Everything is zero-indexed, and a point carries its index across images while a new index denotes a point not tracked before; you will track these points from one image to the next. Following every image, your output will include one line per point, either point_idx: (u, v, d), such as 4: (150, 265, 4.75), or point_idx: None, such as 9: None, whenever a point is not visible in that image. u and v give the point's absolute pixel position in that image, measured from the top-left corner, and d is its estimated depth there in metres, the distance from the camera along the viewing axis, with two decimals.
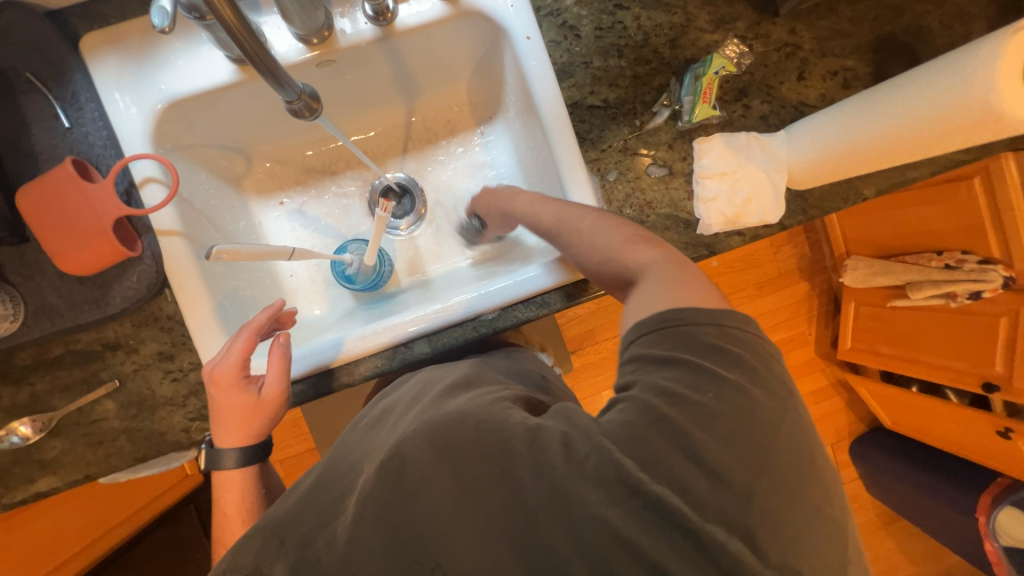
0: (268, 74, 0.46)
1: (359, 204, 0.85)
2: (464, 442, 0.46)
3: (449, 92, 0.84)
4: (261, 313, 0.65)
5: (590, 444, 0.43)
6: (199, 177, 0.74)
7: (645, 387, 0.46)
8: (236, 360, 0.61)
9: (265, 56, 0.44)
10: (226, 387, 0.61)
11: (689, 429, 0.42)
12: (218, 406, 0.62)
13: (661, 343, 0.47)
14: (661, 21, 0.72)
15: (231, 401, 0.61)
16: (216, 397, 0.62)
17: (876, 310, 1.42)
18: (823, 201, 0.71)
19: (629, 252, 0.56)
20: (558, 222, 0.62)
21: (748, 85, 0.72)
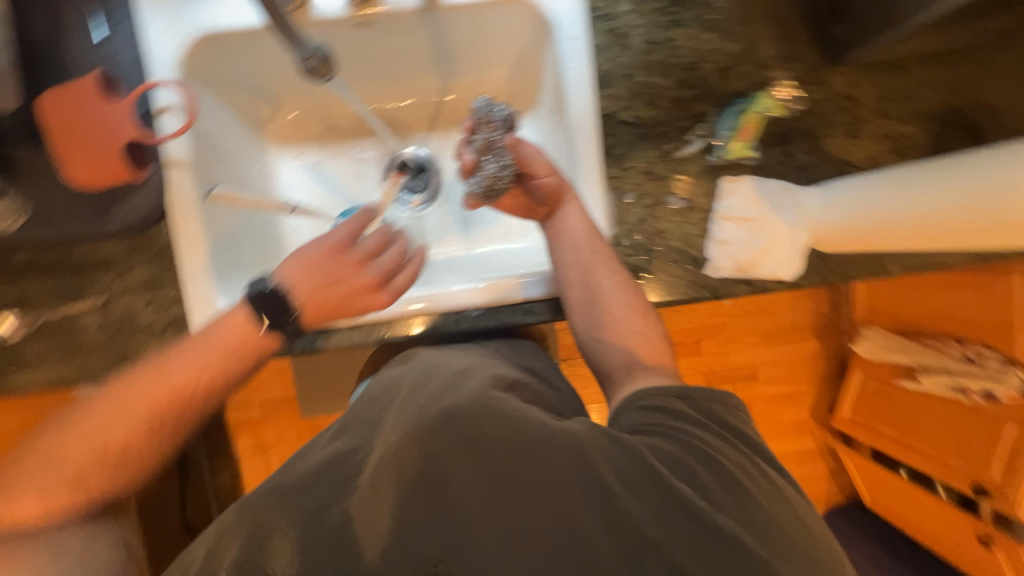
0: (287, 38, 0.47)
1: (375, 171, 0.84)
2: (497, 433, 0.48)
3: (486, 77, 0.82)
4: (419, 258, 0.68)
5: (627, 462, 0.47)
6: (222, 115, 0.74)
7: (666, 431, 0.51)
8: (395, 297, 0.66)
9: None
10: (368, 301, 0.63)
11: (717, 471, 0.47)
12: (340, 303, 0.62)
13: (659, 404, 0.53)
14: (715, 47, 0.68)
15: (352, 309, 0.63)
16: (353, 300, 0.63)
17: (881, 386, 1.36)
18: (844, 268, 0.67)
19: (630, 324, 0.64)
20: (598, 258, 0.64)
21: (793, 131, 0.68)
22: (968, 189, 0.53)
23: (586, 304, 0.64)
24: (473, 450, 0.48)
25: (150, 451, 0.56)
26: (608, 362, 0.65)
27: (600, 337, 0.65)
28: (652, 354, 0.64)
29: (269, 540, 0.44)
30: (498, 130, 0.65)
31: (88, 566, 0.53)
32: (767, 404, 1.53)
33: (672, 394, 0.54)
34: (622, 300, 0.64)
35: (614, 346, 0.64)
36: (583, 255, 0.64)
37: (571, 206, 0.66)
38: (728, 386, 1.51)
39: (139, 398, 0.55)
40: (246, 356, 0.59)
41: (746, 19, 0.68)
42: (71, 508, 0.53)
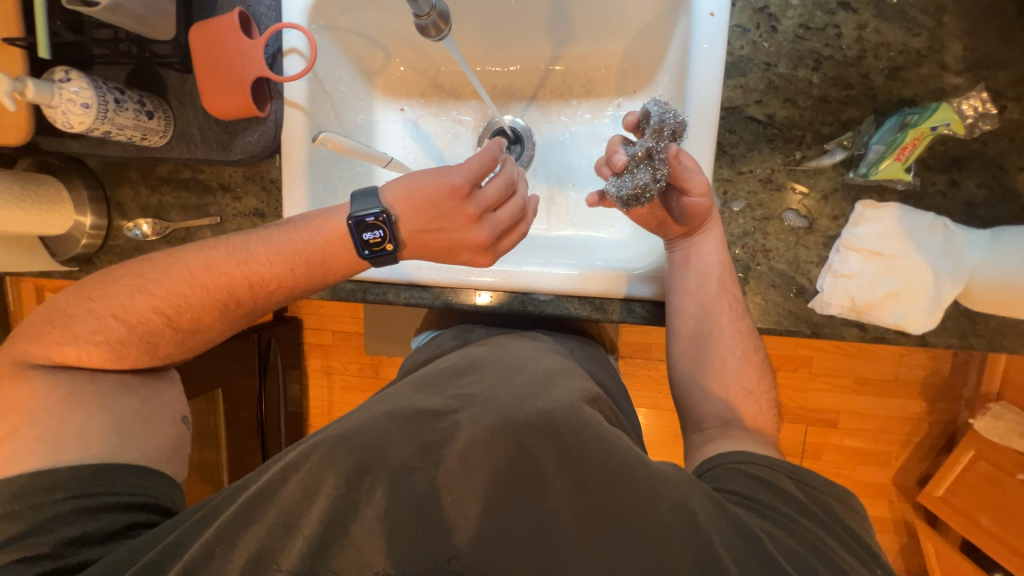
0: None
1: (470, 135, 0.83)
2: (599, 455, 0.47)
3: (601, 50, 0.76)
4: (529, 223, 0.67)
5: (727, 520, 0.45)
6: (339, 62, 0.76)
7: (770, 501, 0.48)
8: (497, 257, 0.66)
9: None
10: (471, 256, 0.64)
11: (831, 563, 0.43)
12: (448, 254, 0.64)
13: (756, 471, 0.51)
14: (891, 41, 0.56)
15: (452, 257, 0.64)
16: (459, 254, 0.64)
17: (998, 475, 1.15)
18: (996, 335, 0.55)
19: (736, 372, 0.60)
20: (724, 300, 0.59)
21: (971, 156, 0.54)
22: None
23: (693, 341, 0.62)
24: (571, 465, 0.47)
25: (214, 324, 0.64)
26: (703, 404, 0.62)
27: (698, 371, 0.62)
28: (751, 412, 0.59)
29: (370, 486, 0.47)
30: (660, 142, 0.56)
31: (148, 408, 0.60)
32: (841, 457, 1.36)
33: (770, 467, 0.51)
34: (738, 348, 0.60)
35: (709, 385, 0.61)
36: (711, 292, 0.60)
37: (711, 235, 0.59)
38: (800, 427, 1.36)
39: (213, 278, 0.61)
40: (338, 269, 0.64)
41: (943, 7, 0.55)
42: (138, 360, 0.61)
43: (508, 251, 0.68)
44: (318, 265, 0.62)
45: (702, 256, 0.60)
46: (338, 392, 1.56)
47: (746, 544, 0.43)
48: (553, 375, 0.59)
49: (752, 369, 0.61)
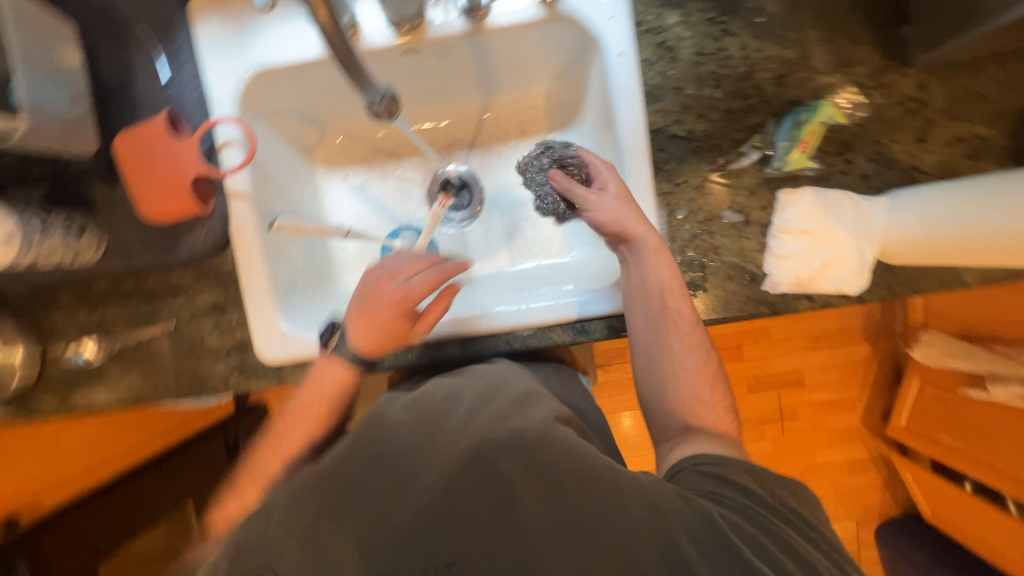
0: (353, 76, 0.47)
1: (419, 190, 0.85)
2: (562, 468, 0.49)
3: (527, 93, 0.82)
4: (454, 267, 0.64)
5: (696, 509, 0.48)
6: (276, 144, 0.76)
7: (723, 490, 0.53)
8: (415, 296, 0.62)
9: (357, 58, 0.45)
10: (389, 301, 0.63)
11: (764, 532, 0.49)
12: (374, 311, 0.63)
13: (704, 460, 0.56)
14: (771, 55, 0.65)
15: (379, 315, 0.63)
16: (381, 306, 0.63)
17: (943, 397, 1.29)
18: (914, 281, 0.63)
19: (690, 369, 0.63)
20: (676, 313, 0.62)
21: (856, 138, 0.64)
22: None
23: (651, 355, 0.64)
24: (537, 475, 0.49)
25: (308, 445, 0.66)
26: (666, 401, 0.64)
27: (656, 372, 0.64)
28: (704, 413, 0.63)
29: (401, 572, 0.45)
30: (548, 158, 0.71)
31: None
32: (814, 412, 1.47)
33: (724, 464, 0.56)
34: (694, 350, 0.63)
35: (665, 386, 0.64)
36: (661, 295, 0.62)
37: (659, 254, 0.62)
38: (773, 392, 1.46)
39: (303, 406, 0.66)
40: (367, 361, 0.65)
41: (802, 23, 0.65)
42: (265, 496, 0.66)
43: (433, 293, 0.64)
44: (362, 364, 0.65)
45: (645, 264, 0.62)
46: None
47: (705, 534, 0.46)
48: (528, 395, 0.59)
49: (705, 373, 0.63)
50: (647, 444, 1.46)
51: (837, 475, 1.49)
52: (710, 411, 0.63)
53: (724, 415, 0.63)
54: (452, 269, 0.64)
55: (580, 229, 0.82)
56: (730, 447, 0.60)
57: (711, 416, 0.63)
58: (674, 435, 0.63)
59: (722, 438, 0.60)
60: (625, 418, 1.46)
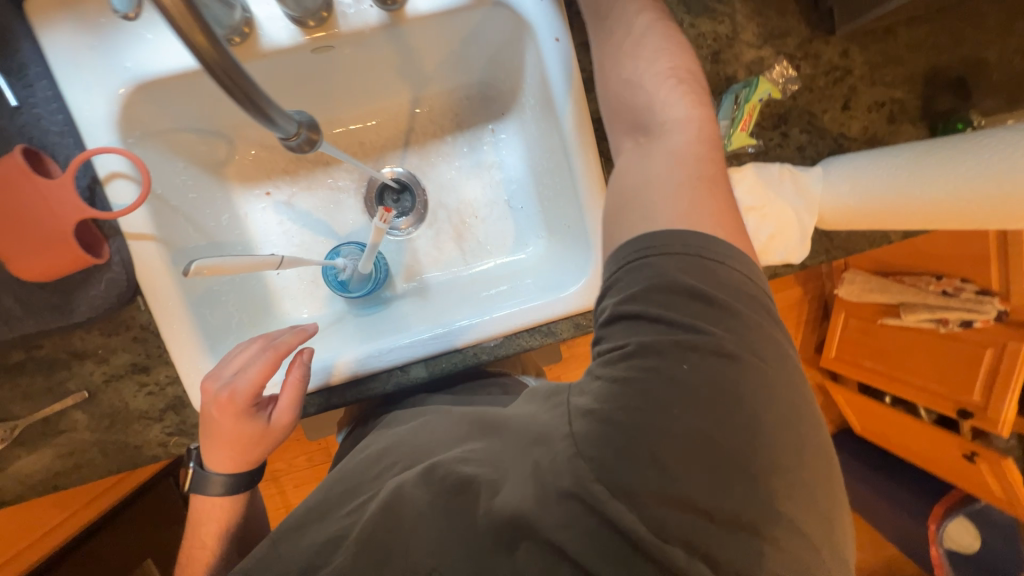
0: (263, 119, 0.42)
1: (355, 199, 0.78)
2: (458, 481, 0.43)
3: (458, 82, 0.76)
4: (290, 336, 0.59)
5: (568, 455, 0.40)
6: (177, 166, 0.66)
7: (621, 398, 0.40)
8: (237, 390, 0.56)
9: (263, 99, 0.40)
10: (211, 401, 0.56)
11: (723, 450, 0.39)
12: (212, 421, 0.57)
13: (643, 234, 0.44)
14: (705, 31, 0.64)
15: (210, 416, 0.57)
16: (217, 417, 0.57)
17: (866, 324, 1.39)
18: (848, 243, 0.67)
19: (658, 73, 0.52)
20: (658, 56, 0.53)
21: (789, 111, 0.66)
22: (990, 164, 0.53)
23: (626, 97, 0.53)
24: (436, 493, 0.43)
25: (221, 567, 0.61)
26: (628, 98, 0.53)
27: (618, 79, 0.53)
28: (671, 119, 0.50)
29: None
30: None
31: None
32: None
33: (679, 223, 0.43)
34: (664, 52, 0.53)
35: (627, 87, 0.53)
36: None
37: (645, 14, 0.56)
38: None
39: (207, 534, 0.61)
40: (227, 453, 0.59)
41: None
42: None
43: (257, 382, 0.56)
44: (237, 459, 0.59)
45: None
46: (293, 493, 1.41)
47: (571, 495, 0.39)
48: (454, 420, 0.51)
49: (677, 83, 0.51)
50: None
51: None
52: (677, 130, 0.50)
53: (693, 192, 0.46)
54: (285, 341, 0.59)
55: (532, 222, 0.78)
56: (699, 196, 0.45)
57: (680, 134, 0.49)
58: (639, 148, 0.51)
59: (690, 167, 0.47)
60: None
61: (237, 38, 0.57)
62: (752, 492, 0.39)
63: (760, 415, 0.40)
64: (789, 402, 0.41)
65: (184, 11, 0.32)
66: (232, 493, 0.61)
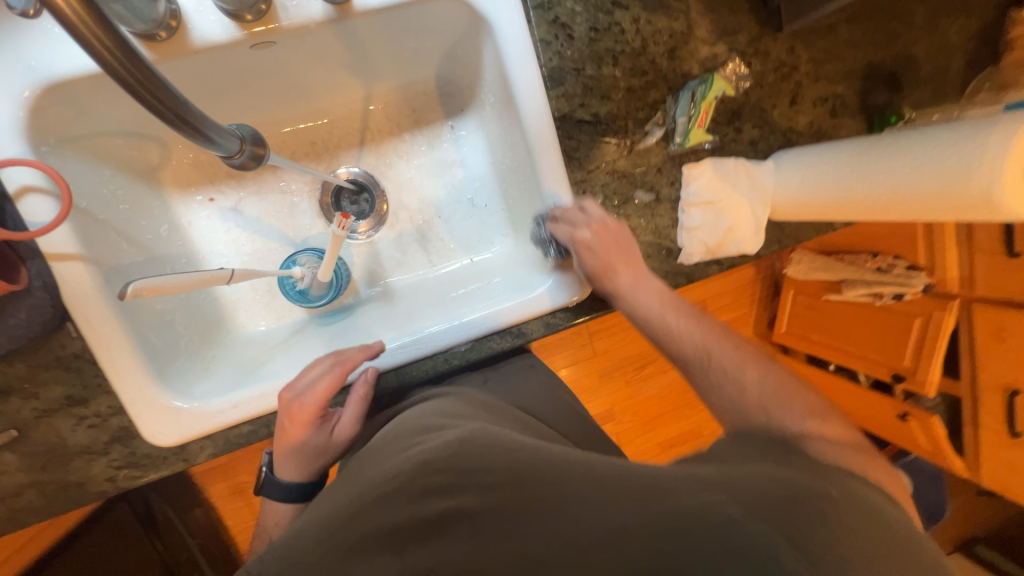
0: (203, 139, 0.39)
1: (309, 203, 0.74)
2: (493, 461, 0.41)
3: (415, 76, 0.73)
4: (355, 352, 0.59)
5: (689, 484, 0.38)
6: (102, 175, 0.60)
7: (733, 462, 0.42)
8: (308, 403, 0.56)
9: (187, 110, 0.36)
10: (291, 415, 0.57)
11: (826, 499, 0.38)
12: (284, 437, 0.58)
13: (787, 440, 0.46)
14: (661, 27, 0.65)
15: (285, 431, 0.57)
16: (286, 431, 0.57)
17: (812, 300, 1.48)
18: (798, 232, 0.71)
19: (726, 348, 0.55)
20: (713, 336, 0.56)
21: (742, 106, 0.68)
22: (943, 154, 0.53)
23: (705, 382, 0.54)
24: (461, 481, 0.41)
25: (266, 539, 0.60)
26: (732, 406, 0.53)
27: (709, 399, 0.55)
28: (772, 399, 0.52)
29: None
30: None
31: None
32: None
33: (793, 439, 0.47)
34: (704, 327, 0.56)
35: (735, 412, 0.52)
36: (654, 296, 0.58)
37: (647, 283, 0.58)
38: None
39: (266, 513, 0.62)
40: (295, 460, 0.59)
41: None
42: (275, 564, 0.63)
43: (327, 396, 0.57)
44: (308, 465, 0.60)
45: (629, 288, 0.58)
46: None
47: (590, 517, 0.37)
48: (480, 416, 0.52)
49: (751, 360, 0.54)
50: (581, 392, 1.53)
51: None
52: (782, 410, 0.51)
53: (826, 418, 0.51)
54: (353, 356, 0.59)
55: (497, 220, 0.77)
56: (818, 426, 0.49)
57: (783, 403, 0.51)
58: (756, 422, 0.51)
59: (814, 406, 0.52)
60: (565, 373, 1.51)
61: (162, 33, 0.52)
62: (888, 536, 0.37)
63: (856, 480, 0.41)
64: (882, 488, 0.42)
65: (81, 13, 0.29)
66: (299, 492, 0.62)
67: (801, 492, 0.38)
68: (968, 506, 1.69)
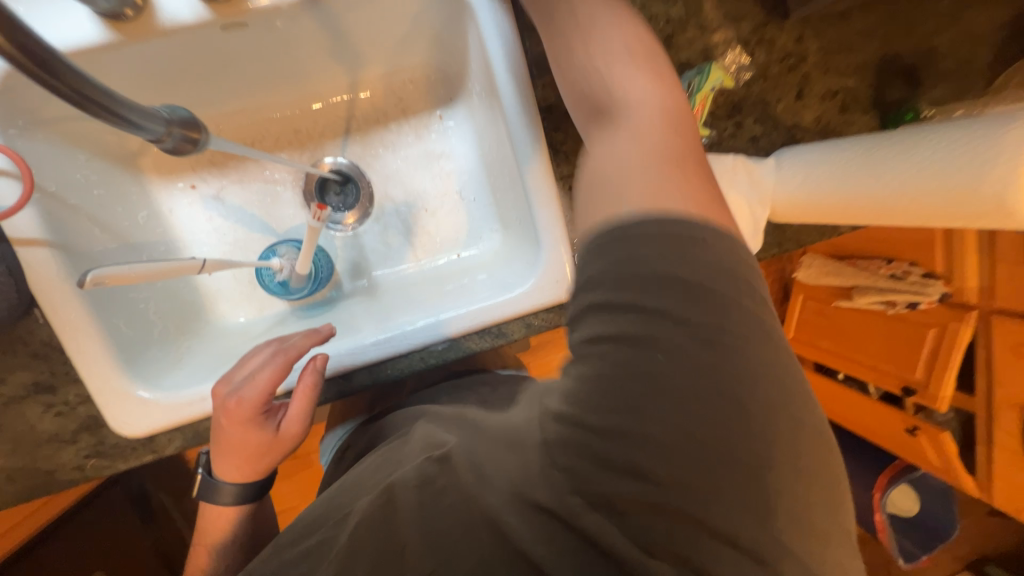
0: (123, 124, 0.37)
1: (292, 194, 0.72)
2: (455, 503, 0.36)
3: (402, 63, 0.71)
4: (301, 339, 0.58)
5: (538, 464, 0.35)
6: (76, 159, 0.59)
7: (597, 395, 0.32)
8: (245, 398, 0.54)
9: (94, 90, 0.34)
10: (228, 411, 0.54)
11: (663, 402, 0.31)
12: (227, 438, 0.55)
13: (628, 211, 0.34)
14: (658, 13, 0.61)
15: (223, 430, 0.55)
16: (227, 431, 0.55)
17: (822, 306, 1.42)
18: (800, 235, 0.67)
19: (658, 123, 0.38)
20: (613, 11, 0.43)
21: (743, 100, 0.64)
22: (956, 155, 0.49)
23: (571, 50, 0.43)
24: (432, 518, 0.36)
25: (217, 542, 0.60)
26: (583, 77, 0.42)
27: (568, 76, 0.44)
28: (631, 80, 0.40)
29: None
30: None
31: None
32: None
33: (641, 218, 0.33)
34: (645, 73, 0.40)
35: (586, 87, 0.42)
36: (607, 30, 0.42)
37: None
38: None
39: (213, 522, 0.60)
40: (234, 462, 0.57)
41: None
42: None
43: (264, 391, 0.54)
44: (247, 467, 0.58)
45: None
46: None
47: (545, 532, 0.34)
48: (460, 422, 0.46)
49: (629, 60, 0.41)
50: None
51: None
52: (644, 113, 0.39)
53: (688, 146, 0.38)
54: (296, 344, 0.57)
55: (485, 214, 0.74)
56: (664, 176, 0.35)
57: (643, 101, 0.39)
58: (602, 138, 0.40)
59: (652, 138, 0.37)
60: None
61: (128, 12, 0.51)
62: (758, 468, 0.32)
63: (746, 389, 0.31)
64: (779, 366, 0.33)
65: None
66: (239, 501, 0.60)
67: (649, 443, 0.31)
68: (980, 525, 1.63)
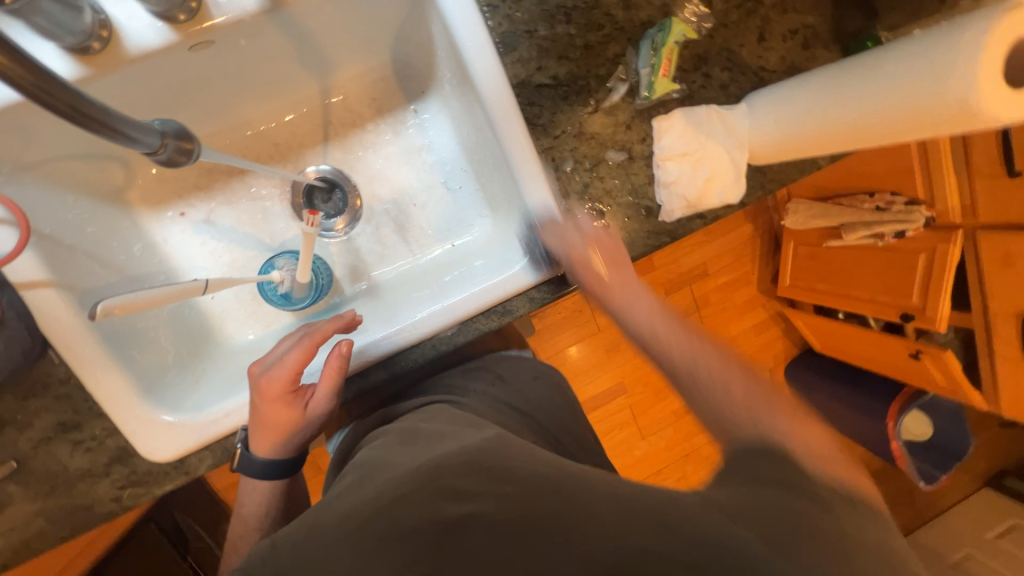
0: (125, 140, 0.38)
1: (282, 207, 0.73)
2: (510, 472, 0.41)
3: (371, 63, 0.72)
4: (326, 323, 0.58)
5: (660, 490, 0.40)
6: (66, 200, 0.60)
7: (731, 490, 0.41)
8: (280, 373, 0.56)
9: (96, 110, 0.35)
10: (265, 386, 0.56)
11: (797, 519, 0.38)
12: (260, 416, 0.57)
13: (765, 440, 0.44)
14: None
15: (262, 407, 0.56)
16: (260, 408, 0.56)
17: (813, 249, 1.44)
18: (782, 176, 0.68)
19: (681, 341, 0.53)
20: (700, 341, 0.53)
21: (708, 50, 0.65)
22: (915, 68, 0.51)
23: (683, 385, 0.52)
24: (493, 481, 0.40)
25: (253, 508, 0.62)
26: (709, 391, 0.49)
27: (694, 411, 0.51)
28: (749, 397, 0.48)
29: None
30: None
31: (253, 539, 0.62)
32: (721, 294, 1.67)
33: (782, 443, 0.44)
34: (734, 367, 0.50)
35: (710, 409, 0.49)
36: (641, 311, 0.57)
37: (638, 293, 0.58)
38: (683, 290, 1.63)
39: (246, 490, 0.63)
40: (268, 437, 0.58)
41: None
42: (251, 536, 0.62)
43: (297, 364, 0.56)
44: (279, 442, 0.59)
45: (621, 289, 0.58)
46: None
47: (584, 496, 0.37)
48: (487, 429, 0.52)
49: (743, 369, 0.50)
50: (590, 368, 1.52)
51: (749, 340, 1.72)
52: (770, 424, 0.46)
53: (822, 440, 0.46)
54: (324, 328, 0.57)
55: (472, 201, 0.75)
56: (797, 426, 0.46)
57: (774, 403, 0.47)
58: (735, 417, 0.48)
59: (791, 421, 0.46)
60: (572, 351, 1.50)
61: (96, 44, 0.52)
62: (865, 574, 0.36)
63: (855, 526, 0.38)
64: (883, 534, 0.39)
65: None
66: (272, 474, 0.61)
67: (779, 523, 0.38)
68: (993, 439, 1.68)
